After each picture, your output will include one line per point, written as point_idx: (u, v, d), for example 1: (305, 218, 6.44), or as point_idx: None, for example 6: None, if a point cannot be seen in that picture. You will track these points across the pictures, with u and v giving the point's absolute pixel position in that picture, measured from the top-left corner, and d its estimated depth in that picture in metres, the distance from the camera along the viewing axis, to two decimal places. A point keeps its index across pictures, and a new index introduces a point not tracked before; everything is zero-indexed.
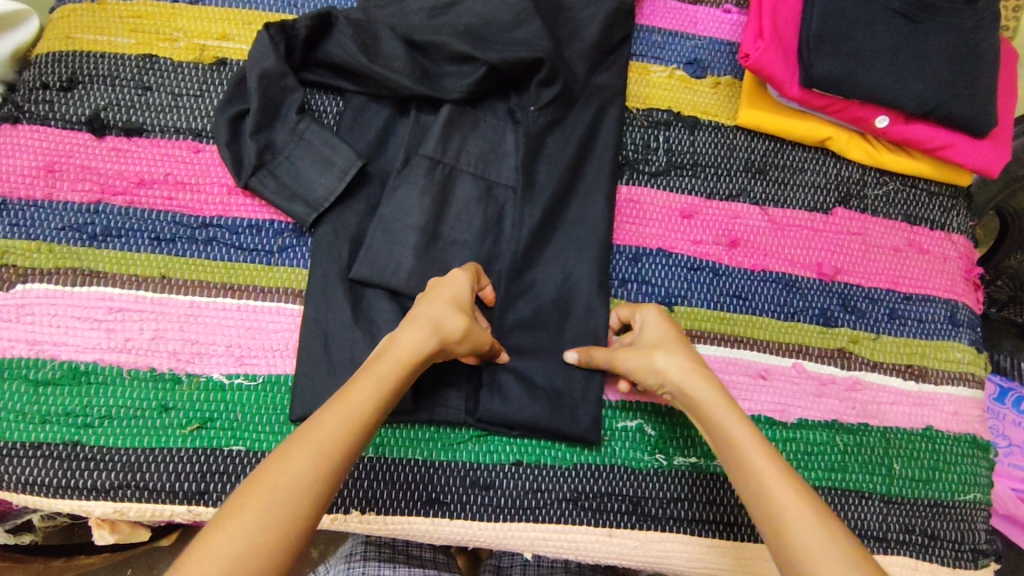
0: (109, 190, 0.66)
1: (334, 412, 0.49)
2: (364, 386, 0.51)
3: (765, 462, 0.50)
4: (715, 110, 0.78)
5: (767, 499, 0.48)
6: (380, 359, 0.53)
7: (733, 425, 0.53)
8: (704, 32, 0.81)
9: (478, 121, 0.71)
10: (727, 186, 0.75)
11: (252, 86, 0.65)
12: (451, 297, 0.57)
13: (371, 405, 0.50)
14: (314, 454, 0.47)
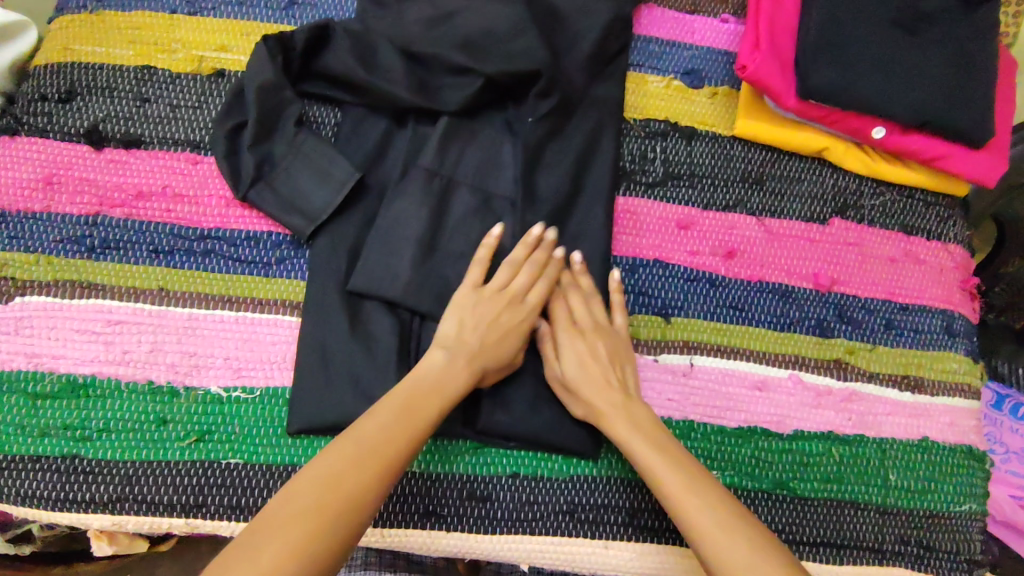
0: (108, 202, 0.66)
1: (356, 453, 0.50)
2: (404, 423, 0.53)
3: (695, 498, 0.52)
4: (712, 120, 0.78)
5: (704, 534, 0.50)
6: (427, 392, 0.55)
7: (663, 459, 0.55)
8: (701, 42, 0.81)
9: (476, 132, 0.71)
10: (724, 197, 0.75)
11: (251, 99, 0.65)
12: (502, 328, 0.61)
13: (409, 441, 0.52)
14: (347, 494, 0.48)
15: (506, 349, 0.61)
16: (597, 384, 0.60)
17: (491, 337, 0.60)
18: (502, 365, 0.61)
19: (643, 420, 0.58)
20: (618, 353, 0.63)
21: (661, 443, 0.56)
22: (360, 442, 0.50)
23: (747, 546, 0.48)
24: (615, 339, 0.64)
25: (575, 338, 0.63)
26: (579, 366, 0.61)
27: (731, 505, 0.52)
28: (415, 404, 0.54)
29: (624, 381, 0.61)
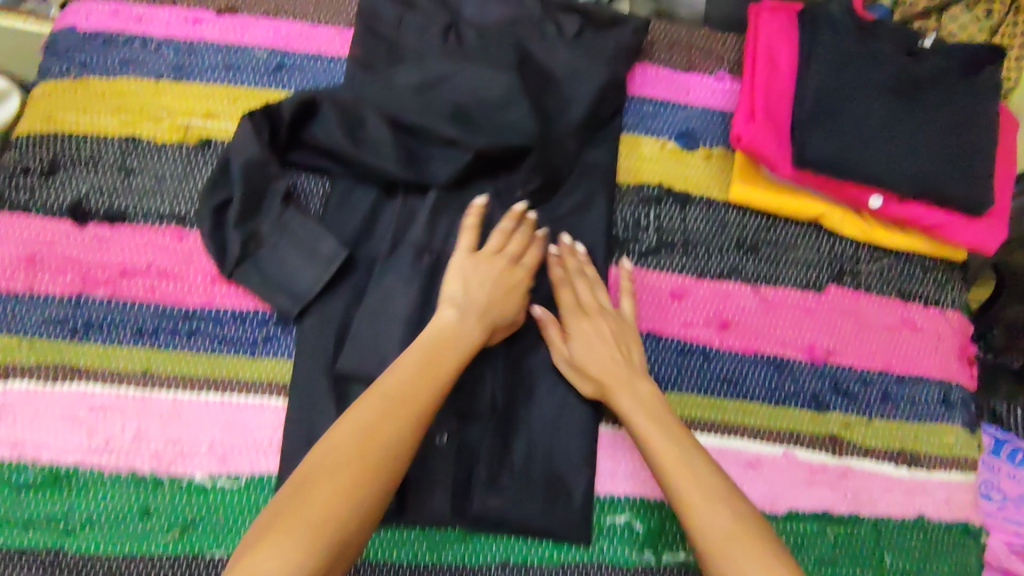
0: (91, 280, 0.65)
1: (392, 407, 0.50)
2: (425, 376, 0.53)
3: (690, 471, 0.53)
4: (707, 184, 0.77)
5: (688, 504, 0.52)
6: (444, 347, 0.56)
7: (661, 433, 0.56)
8: (696, 101, 0.80)
9: (466, 204, 0.69)
10: (718, 265, 0.74)
11: (236, 176, 0.64)
12: (505, 284, 0.62)
13: (433, 393, 0.53)
14: (380, 443, 0.49)
15: (513, 308, 0.62)
16: (603, 364, 0.62)
17: (501, 296, 0.61)
18: (509, 321, 0.62)
19: (650, 399, 0.60)
20: (624, 336, 0.64)
21: (661, 421, 0.58)
22: (392, 396, 0.51)
23: (730, 518, 0.50)
24: (621, 320, 0.65)
25: (584, 321, 0.64)
26: (585, 346, 0.63)
27: (722, 481, 0.53)
28: (433, 356, 0.55)
29: (631, 362, 0.63)
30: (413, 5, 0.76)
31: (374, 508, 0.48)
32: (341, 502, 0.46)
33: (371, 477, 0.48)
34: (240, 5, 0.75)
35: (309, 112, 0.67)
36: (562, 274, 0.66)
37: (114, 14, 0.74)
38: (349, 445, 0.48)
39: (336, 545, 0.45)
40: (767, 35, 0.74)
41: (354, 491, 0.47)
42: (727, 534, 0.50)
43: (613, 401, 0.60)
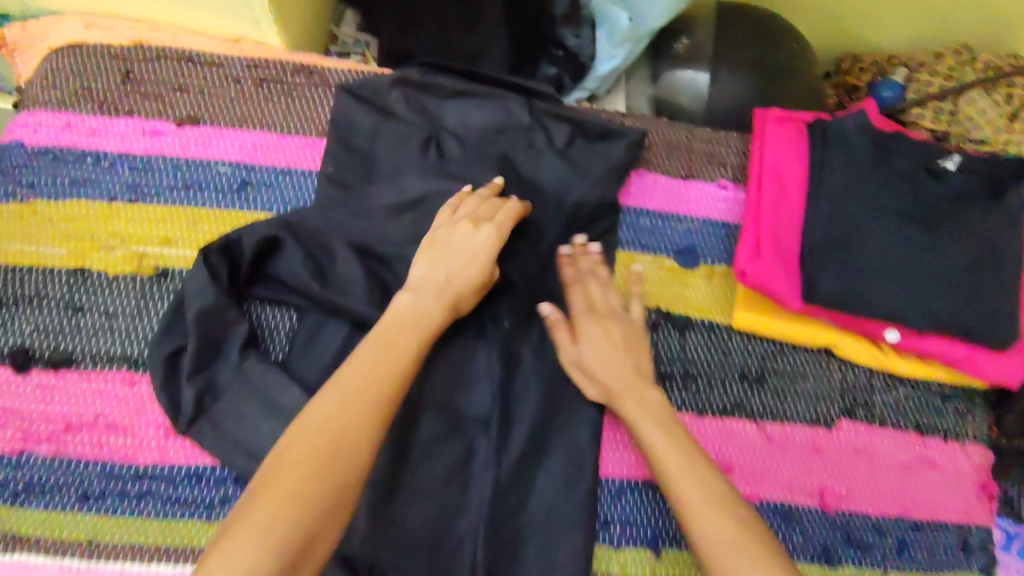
0: (34, 436, 0.60)
1: (354, 397, 0.48)
2: (389, 364, 0.51)
3: (696, 480, 0.52)
4: (709, 306, 0.71)
5: (691, 511, 0.51)
6: (407, 327, 0.55)
7: (669, 443, 0.55)
8: (697, 211, 0.74)
9: (446, 342, 0.64)
10: (721, 399, 0.68)
11: (190, 324, 0.59)
12: (467, 262, 0.60)
13: (396, 382, 0.51)
14: (340, 432, 0.47)
15: (476, 289, 0.60)
16: (612, 369, 0.61)
17: (465, 271, 0.59)
18: (476, 292, 0.60)
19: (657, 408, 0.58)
20: (634, 339, 0.64)
21: (671, 431, 0.57)
22: (350, 381, 0.49)
23: (733, 529, 0.49)
24: (635, 326, 0.64)
25: (590, 315, 0.63)
26: (594, 351, 0.62)
27: (730, 494, 0.52)
28: (396, 338, 0.53)
29: (640, 368, 0.62)
30: (390, 114, 0.70)
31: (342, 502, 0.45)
32: (305, 499, 0.43)
33: (336, 470, 0.45)
34: (203, 114, 0.69)
35: (273, 248, 0.62)
36: (574, 274, 0.66)
37: (65, 126, 0.68)
38: (309, 436, 0.46)
39: (297, 551, 0.42)
40: (774, 150, 0.68)
41: (320, 483, 0.44)
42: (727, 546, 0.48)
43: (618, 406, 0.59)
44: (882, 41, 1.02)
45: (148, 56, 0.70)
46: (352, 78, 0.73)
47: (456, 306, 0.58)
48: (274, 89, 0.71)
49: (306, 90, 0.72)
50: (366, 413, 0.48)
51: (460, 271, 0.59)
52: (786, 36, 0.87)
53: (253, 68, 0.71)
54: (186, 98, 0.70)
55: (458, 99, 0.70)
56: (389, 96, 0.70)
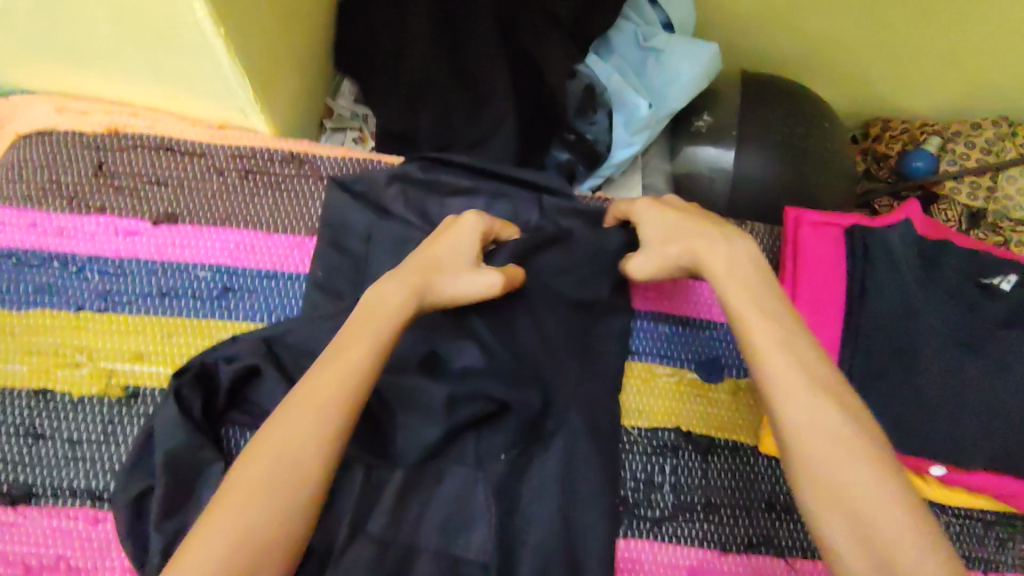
0: None
1: (306, 397, 0.43)
2: (342, 365, 0.45)
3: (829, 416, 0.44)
4: (732, 426, 0.65)
5: (815, 450, 0.43)
6: (358, 323, 0.48)
7: (778, 342, 0.47)
8: (721, 318, 0.68)
9: (442, 475, 0.58)
10: (747, 533, 0.62)
11: (158, 465, 0.53)
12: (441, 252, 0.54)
13: (357, 383, 0.44)
14: (289, 442, 0.41)
15: (447, 275, 0.53)
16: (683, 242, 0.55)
17: (433, 252, 0.54)
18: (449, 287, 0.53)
19: (776, 315, 0.49)
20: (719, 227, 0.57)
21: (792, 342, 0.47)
22: (301, 394, 0.43)
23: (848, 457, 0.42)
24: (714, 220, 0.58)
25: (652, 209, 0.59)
26: (659, 224, 0.58)
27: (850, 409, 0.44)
28: (350, 339, 0.47)
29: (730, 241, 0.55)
30: (387, 213, 0.64)
31: (299, 512, 0.40)
32: (253, 509, 0.39)
33: (280, 484, 0.40)
34: (181, 211, 0.64)
35: (256, 374, 0.56)
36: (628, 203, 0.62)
37: (29, 225, 0.62)
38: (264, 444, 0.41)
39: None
40: (811, 265, 0.62)
41: (272, 487, 0.40)
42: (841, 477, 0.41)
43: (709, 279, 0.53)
44: (918, 107, 0.95)
45: (123, 145, 0.65)
46: (346, 169, 0.67)
47: (422, 284, 0.51)
48: (260, 182, 0.66)
49: (296, 183, 0.66)
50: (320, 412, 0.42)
51: (427, 254, 0.54)
52: (820, 116, 0.81)
53: (238, 158, 0.66)
54: (164, 195, 0.64)
55: (461, 197, 0.65)
56: (386, 193, 0.64)
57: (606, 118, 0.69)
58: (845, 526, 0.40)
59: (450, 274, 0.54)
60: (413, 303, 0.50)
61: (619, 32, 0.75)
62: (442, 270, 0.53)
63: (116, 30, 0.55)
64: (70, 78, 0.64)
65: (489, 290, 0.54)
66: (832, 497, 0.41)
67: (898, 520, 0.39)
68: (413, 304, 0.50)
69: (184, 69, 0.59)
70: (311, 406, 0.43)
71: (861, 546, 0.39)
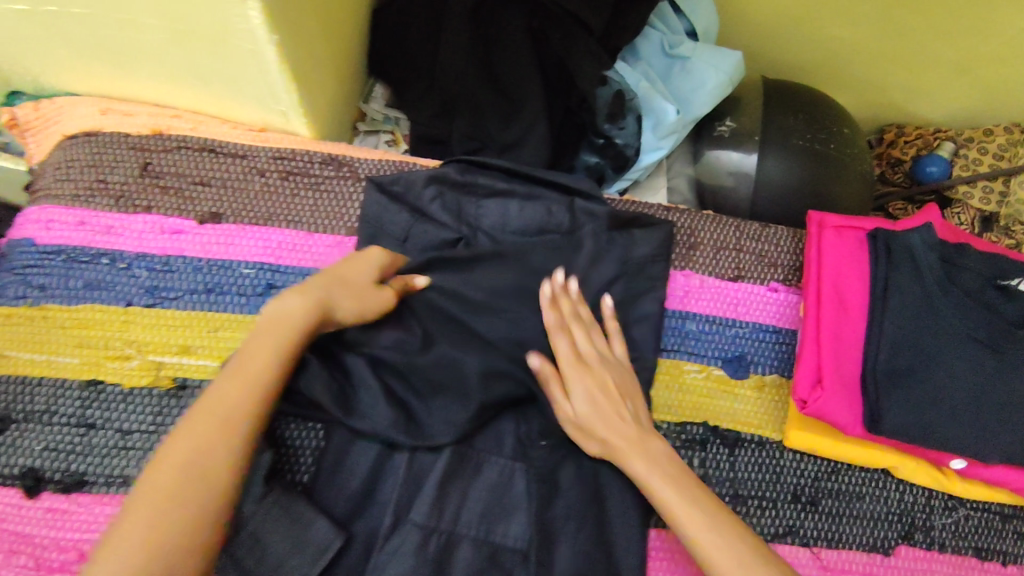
0: (44, 566, 0.55)
1: (203, 431, 0.46)
2: (243, 377, 0.48)
3: (684, 495, 0.54)
4: (758, 421, 0.67)
5: (688, 520, 0.53)
6: (257, 348, 0.50)
7: (633, 442, 0.57)
8: (746, 315, 0.70)
9: (481, 466, 0.60)
10: (774, 523, 0.64)
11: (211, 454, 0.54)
12: (347, 271, 0.56)
13: (260, 395, 0.49)
14: (193, 476, 0.44)
15: (351, 292, 0.55)
16: (609, 423, 0.58)
17: (338, 270, 0.56)
18: (355, 300, 0.55)
19: (638, 438, 0.58)
20: (618, 386, 0.61)
21: (653, 453, 0.57)
22: (211, 406, 0.47)
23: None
24: (616, 368, 0.62)
25: (581, 368, 0.59)
26: (586, 398, 0.58)
27: (722, 514, 0.54)
28: (258, 347, 0.50)
29: (622, 414, 0.59)
30: (424, 213, 0.66)
31: (192, 547, 0.42)
32: (173, 510, 0.42)
33: (206, 477, 0.44)
34: (225, 211, 0.66)
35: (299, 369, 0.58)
36: (556, 318, 0.61)
37: (79, 223, 0.64)
38: (159, 479, 0.43)
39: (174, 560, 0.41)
40: (834, 264, 0.64)
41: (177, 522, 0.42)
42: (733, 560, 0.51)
43: (591, 425, 0.58)
44: (934, 113, 0.97)
45: (167, 146, 0.67)
46: (383, 170, 0.69)
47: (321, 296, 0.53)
48: (300, 183, 0.68)
49: (335, 184, 0.68)
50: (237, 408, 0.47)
51: (338, 271, 0.56)
52: (838, 122, 0.83)
53: (279, 160, 0.68)
54: (209, 194, 0.66)
55: (495, 200, 0.67)
56: (423, 194, 0.66)
57: (634, 122, 0.71)
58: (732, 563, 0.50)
59: (351, 290, 0.56)
60: (313, 317, 0.52)
61: (645, 39, 0.77)
62: (346, 288, 0.55)
63: (170, 37, 0.57)
64: (119, 80, 0.67)
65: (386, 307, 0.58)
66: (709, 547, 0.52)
67: (737, 543, 0.51)
68: (313, 318, 0.52)
69: (231, 73, 0.61)
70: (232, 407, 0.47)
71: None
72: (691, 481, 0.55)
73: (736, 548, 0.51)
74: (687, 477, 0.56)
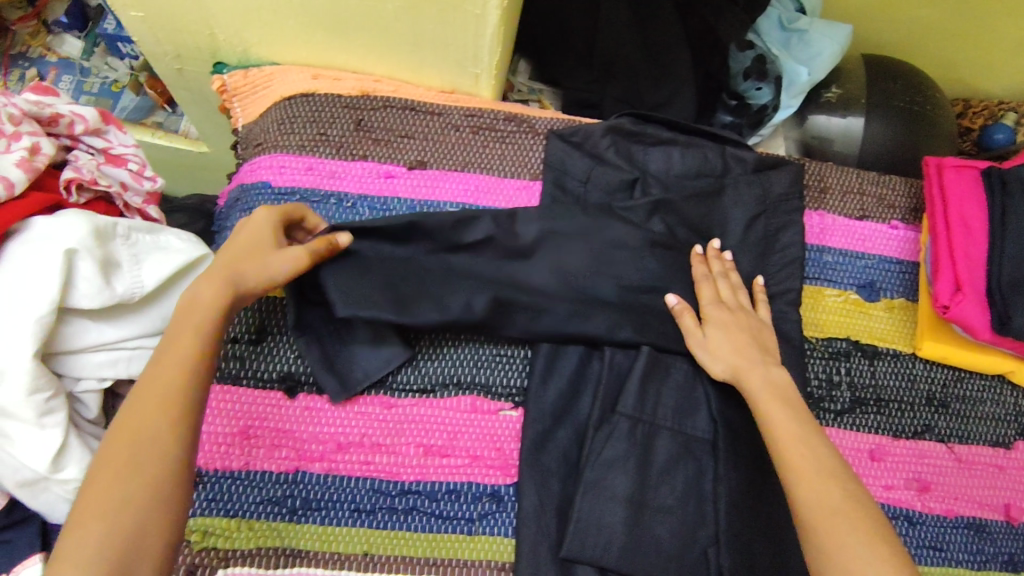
0: (306, 456, 0.65)
1: (143, 414, 0.49)
2: (172, 359, 0.52)
3: (803, 438, 0.58)
4: (892, 336, 0.77)
5: (795, 463, 0.56)
6: (176, 339, 0.53)
7: (768, 391, 0.62)
8: (873, 249, 0.80)
9: (670, 370, 0.70)
10: (912, 423, 0.74)
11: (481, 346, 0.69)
12: (253, 246, 0.60)
13: (189, 370, 0.52)
14: (144, 442, 0.48)
15: (251, 261, 0.59)
16: (743, 355, 0.65)
17: (243, 247, 0.60)
18: (258, 273, 0.59)
19: (781, 385, 0.63)
20: (760, 338, 0.68)
21: (784, 400, 0.61)
22: (144, 396, 0.50)
23: (844, 497, 0.54)
24: (756, 324, 0.69)
25: (727, 313, 0.68)
26: (723, 332, 0.67)
27: (830, 459, 0.56)
28: (179, 331, 0.54)
29: (762, 355, 0.66)
30: (601, 159, 0.76)
31: (147, 522, 0.46)
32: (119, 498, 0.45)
33: (141, 462, 0.47)
34: (429, 159, 0.76)
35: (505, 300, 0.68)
36: (705, 271, 0.71)
37: (308, 169, 0.74)
38: (111, 461, 0.47)
39: (129, 541, 0.44)
40: (957, 197, 0.75)
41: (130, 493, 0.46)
42: (826, 499, 0.54)
43: (715, 354, 0.66)
44: (994, 88, 1.10)
45: (376, 105, 0.77)
46: (558, 125, 0.80)
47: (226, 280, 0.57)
48: (490, 136, 0.78)
49: (518, 137, 0.78)
50: (167, 391, 0.51)
51: (238, 249, 0.60)
52: (930, 88, 0.94)
53: (470, 117, 0.78)
54: (413, 145, 0.76)
55: (660, 148, 0.77)
56: (600, 142, 0.77)
57: (771, 86, 0.86)
58: (825, 501, 0.53)
59: (256, 262, 0.59)
60: (221, 293, 0.56)
61: (767, 18, 0.88)
62: (247, 260, 0.59)
63: (407, 2, 0.67)
64: (333, 49, 0.78)
65: (295, 264, 0.60)
66: (805, 486, 0.55)
67: (829, 489, 0.54)
68: (223, 298, 0.56)
69: (445, 37, 0.72)
70: (167, 387, 0.51)
71: (836, 512, 0.53)
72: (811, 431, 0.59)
73: (835, 489, 0.54)
74: (806, 423, 0.59)
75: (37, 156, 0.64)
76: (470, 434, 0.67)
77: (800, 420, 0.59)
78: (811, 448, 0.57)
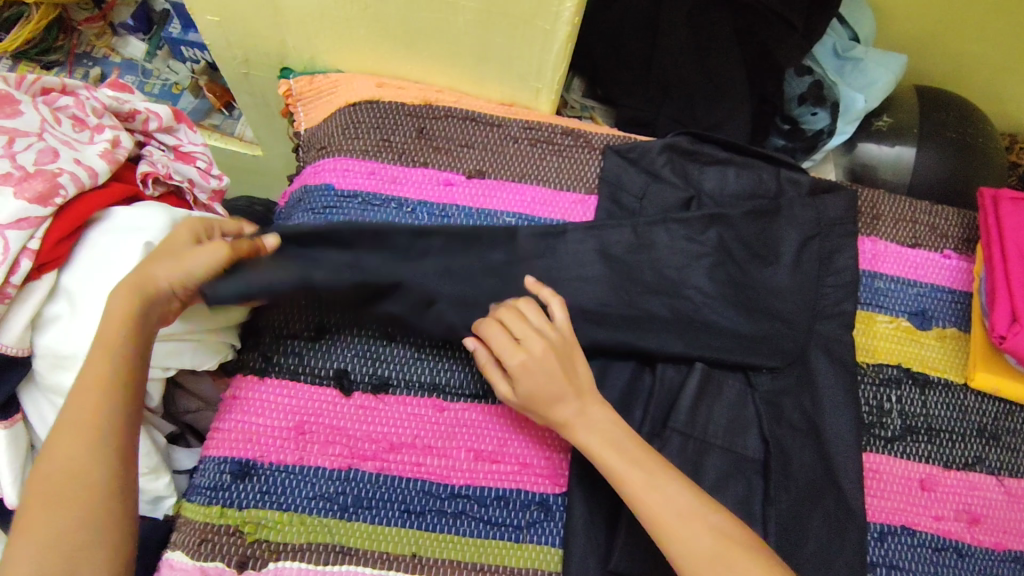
0: (359, 454, 0.66)
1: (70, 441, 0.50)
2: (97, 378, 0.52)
3: (653, 486, 0.56)
4: (944, 366, 0.77)
5: (657, 517, 0.54)
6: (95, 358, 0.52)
7: (603, 441, 0.59)
8: (925, 277, 0.80)
9: (721, 387, 0.70)
10: (963, 454, 0.74)
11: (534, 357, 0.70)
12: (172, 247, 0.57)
13: (110, 384, 0.52)
14: (74, 467, 0.49)
15: (170, 259, 0.55)
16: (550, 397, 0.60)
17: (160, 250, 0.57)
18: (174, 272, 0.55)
19: (606, 425, 0.60)
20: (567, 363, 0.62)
21: (613, 441, 0.59)
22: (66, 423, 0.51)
23: (710, 537, 0.53)
24: (560, 342, 0.62)
25: (514, 349, 0.61)
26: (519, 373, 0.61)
27: (684, 500, 0.55)
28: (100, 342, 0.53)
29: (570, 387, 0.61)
30: (657, 177, 0.78)
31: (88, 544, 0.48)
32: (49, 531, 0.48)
33: (70, 493, 0.49)
34: (487, 169, 0.77)
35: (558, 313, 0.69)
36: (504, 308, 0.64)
37: (371, 173, 0.76)
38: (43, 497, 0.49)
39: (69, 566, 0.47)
40: (1015, 229, 0.75)
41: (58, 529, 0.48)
42: (697, 546, 0.53)
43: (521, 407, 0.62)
44: None
45: (438, 115, 0.79)
46: (614, 141, 0.81)
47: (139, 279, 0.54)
48: (548, 148, 0.79)
49: (575, 151, 0.80)
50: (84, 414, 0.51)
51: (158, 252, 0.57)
52: (981, 120, 0.94)
53: (529, 129, 0.80)
54: (474, 155, 0.78)
55: (715, 167, 0.78)
56: (656, 160, 0.78)
57: (827, 111, 0.89)
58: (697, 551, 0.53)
59: (174, 259, 0.56)
60: (143, 299, 0.54)
61: (822, 45, 0.90)
62: (164, 258, 0.56)
63: (479, 17, 0.69)
64: (400, 59, 0.80)
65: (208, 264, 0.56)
66: (671, 540, 0.54)
67: (697, 535, 0.53)
68: (144, 310, 0.54)
69: (510, 51, 0.74)
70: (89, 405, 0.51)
71: (709, 559, 0.52)
72: (658, 474, 0.57)
73: (702, 529, 0.54)
74: (653, 464, 0.57)
75: (118, 149, 0.66)
76: (520, 441, 0.68)
77: (639, 456, 0.58)
78: (659, 493, 0.55)
